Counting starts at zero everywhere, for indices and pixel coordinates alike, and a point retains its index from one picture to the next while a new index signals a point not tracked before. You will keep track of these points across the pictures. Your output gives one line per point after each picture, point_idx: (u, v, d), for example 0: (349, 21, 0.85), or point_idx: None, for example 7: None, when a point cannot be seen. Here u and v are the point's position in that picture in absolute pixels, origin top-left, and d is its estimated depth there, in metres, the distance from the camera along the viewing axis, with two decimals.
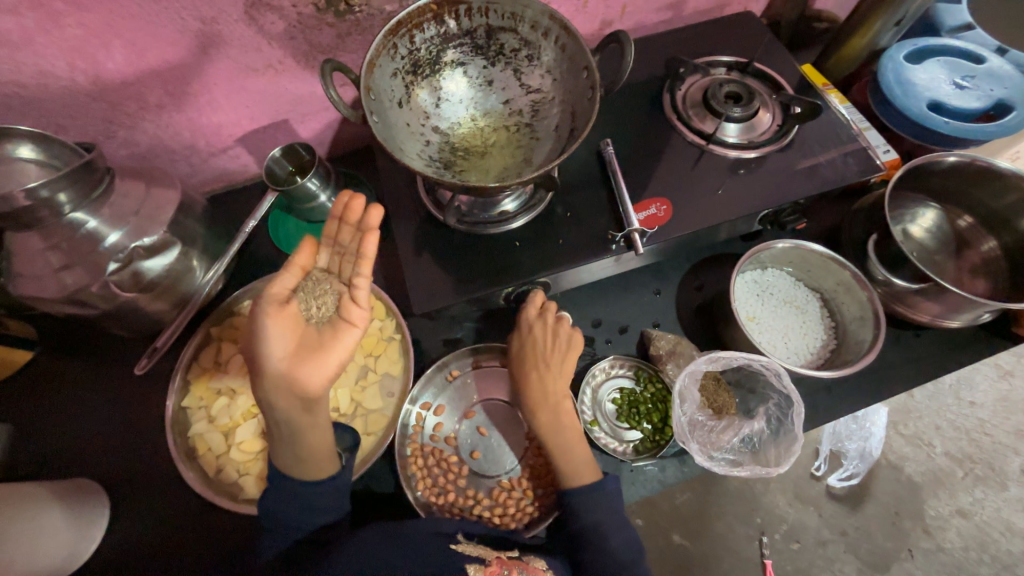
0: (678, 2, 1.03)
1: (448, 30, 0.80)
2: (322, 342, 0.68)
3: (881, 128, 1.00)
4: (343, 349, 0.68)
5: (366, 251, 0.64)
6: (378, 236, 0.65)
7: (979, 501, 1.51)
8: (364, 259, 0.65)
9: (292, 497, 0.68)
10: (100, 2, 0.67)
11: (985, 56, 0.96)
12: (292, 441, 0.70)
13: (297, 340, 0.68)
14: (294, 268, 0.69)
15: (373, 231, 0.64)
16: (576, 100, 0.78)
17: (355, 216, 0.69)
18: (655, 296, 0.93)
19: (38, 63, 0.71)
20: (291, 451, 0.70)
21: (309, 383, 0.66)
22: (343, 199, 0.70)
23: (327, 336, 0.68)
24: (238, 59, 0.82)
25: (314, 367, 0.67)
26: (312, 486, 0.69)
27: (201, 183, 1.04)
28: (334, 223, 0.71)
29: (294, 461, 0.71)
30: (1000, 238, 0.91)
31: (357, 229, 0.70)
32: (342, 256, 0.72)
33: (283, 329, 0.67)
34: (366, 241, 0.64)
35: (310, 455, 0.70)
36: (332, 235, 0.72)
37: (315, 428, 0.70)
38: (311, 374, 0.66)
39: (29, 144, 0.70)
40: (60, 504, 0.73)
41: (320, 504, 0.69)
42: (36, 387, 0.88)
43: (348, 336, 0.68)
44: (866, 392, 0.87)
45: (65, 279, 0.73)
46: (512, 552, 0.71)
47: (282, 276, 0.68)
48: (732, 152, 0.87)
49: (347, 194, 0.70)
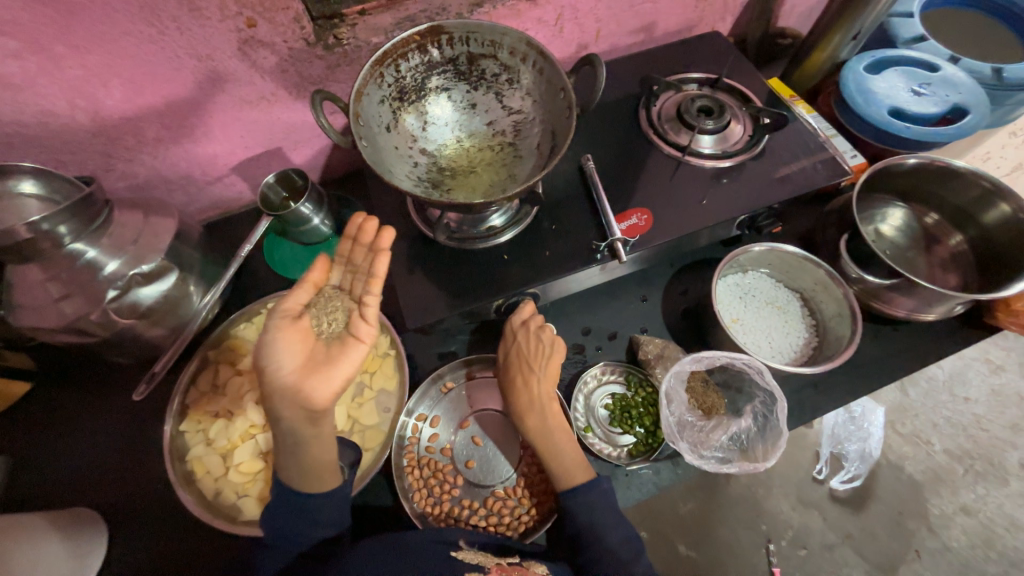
0: (649, 25, 1.09)
1: (432, 58, 0.85)
2: (331, 356, 0.69)
3: (847, 134, 1.05)
4: (351, 363, 0.69)
5: (376, 271, 0.71)
6: (389, 259, 0.71)
7: (982, 498, 1.52)
8: (375, 279, 0.71)
9: (294, 511, 0.68)
10: (99, 45, 0.71)
11: (939, 65, 1.02)
12: (295, 455, 0.69)
13: (306, 353, 0.68)
14: (308, 285, 0.71)
15: (384, 253, 0.71)
16: (555, 119, 0.83)
17: (369, 237, 0.74)
18: (643, 302, 0.96)
19: (40, 103, 0.75)
20: (294, 467, 0.69)
21: (318, 397, 0.66)
22: (356, 222, 0.75)
23: (335, 350, 0.70)
24: (232, 92, 0.85)
25: (323, 380, 0.67)
26: (315, 500, 0.69)
27: (197, 212, 1.07)
28: (348, 243, 0.77)
29: (297, 475, 0.69)
30: (966, 233, 0.96)
31: (369, 251, 0.76)
32: (353, 275, 0.77)
33: (294, 341, 0.67)
34: (377, 262, 0.71)
35: (314, 470, 0.70)
36: (345, 254, 0.78)
37: (318, 441, 0.69)
38: (320, 387, 0.66)
39: (31, 180, 0.73)
40: (58, 535, 0.73)
41: (323, 517, 0.70)
42: (34, 418, 0.89)
43: (357, 351, 0.70)
44: (852, 388, 0.89)
45: (64, 309, 0.75)
46: (513, 558, 0.72)
47: (295, 292, 0.69)
48: (709, 162, 0.91)
49: (362, 216, 0.76)
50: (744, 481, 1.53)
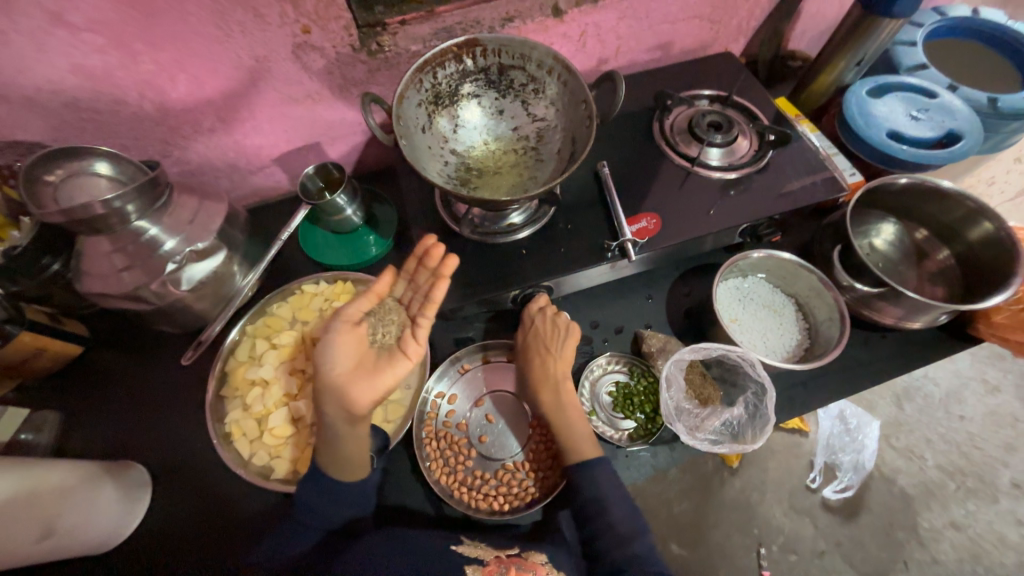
0: (666, 43, 1.16)
1: (466, 67, 0.93)
2: (378, 366, 0.79)
3: (848, 153, 1.12)
4: (394, 376, 0.79)
5: (434, 297, 0.79)
6: (446, 287, 0.79)
7: (972, 514, 1.56)
8: (431, 304, 0.79)
9: (322, 492, 0.76)
10: (172, 44, 0.80)
11: (937, 92, 1.08)
12: (332, 446, 0.77)
13: (357, 358, 0.79)
14: (371, 295, 0.81)
15: (444, 280, 0.79)
16: (576, 127, 0.90)
17: (433, 261, 0.82)
18: (648, 301, 1.03)
19: (114, 93, 0.83)
20: (329, 454, 0.78)
21: (360, 400, 0.76)
22: (426, 243, 0.82)
23: (383, 361, 0.80)
24: (282, 90, 0.94)
25: (367, 387, 0.77)
26: (344, 486, 0.78)
27: (238, 198, 1.15)
28: (414, 262, 0.85)
29: (332, 462, 0.78)
30: (952, 248, 1.03)
31: (431, 274, 0.83)
32: (413, 293, 0.85)
33: (350, 346, 0.78)
34: (436, 288, 0.79)
35: (346, 462, 0.78)
36: (409, 272, 0.86)
37: (354, 438, 0.78)
38: (363, 392, 0.76)
39: (105, 162, 0.81)
40: (112, 480, 0.81)
41: (349, 501, 0.78)
42: (86, 378, 0.97)
43: (400, 366, 0.80)
44: (840, 391, 0.96)
45: (125, 278, 0.83)
46: (512, 550, 0.78)
47: (358, 300, 0.80)
48: (716, 173, 0.98)
49: (432, 239, 0.83)
50: (738, 486, 1.59)
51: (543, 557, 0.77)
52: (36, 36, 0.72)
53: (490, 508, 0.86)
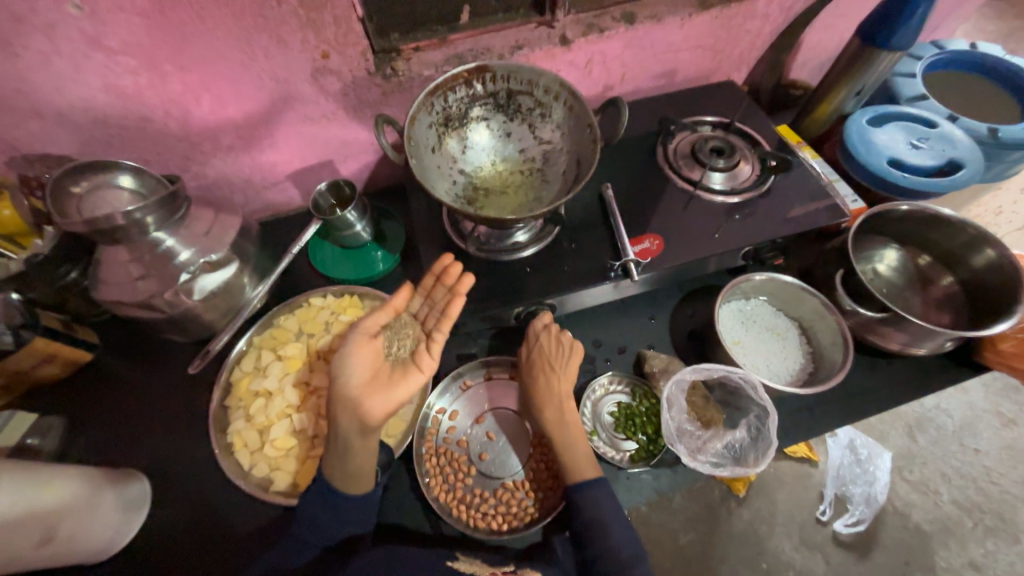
0: (670, 72, 1.20)
1: (476, 92, 0.96)
2: (392, 379, 0.81)
3: (850, 179, 1.13)
4: (408, 389, 0.80)
5: (449, 313, 0.83)
6: (462, 304, 0.82)
7: (991, 554, 1.50)
8: (446, 319, 0.82)
9: (328, 507, 0.76)
10: (199, 67, 0.84)
11: (937, 122, 1.10)
12: (342, 459, 0.77)
13: (373, 371, 0.81)
14: (388, 309, 0.85)
15: (460, 297, 0.83)
16: (581, 150, 0.93)
17: (450, 279, 0.86)
18: (651, 321, 1.04)
19: (141, 111, 0.88)
20: (339, 468, 0.77)
21: (374, 412, 0.76)
22: (445, 261, 0.87)
23: (397, 374, 0.81)
24: (299, 110, 0.98)
25: (381, 398, 0.78)
26: (351, 500, 0.77)
27: (252, 212, 1.19)
28: (432, 280, 0.89)
29: (340, 476, 0.77)
30: (956, 274, 1.03)
31: (447, 291, 0.87)
32: (429, 309, 0.88)
33: (366, 358, 0.80)
34: (452, 305, 0.82)
35: (356, 475, 0.78)
36: (426, 288, 0.89)
37: (364, 452, 0.78)
38: (377, 403, 0.77)
39: (128, 175, 0.84)
40: (113, 487, 0.81)
41: (353, 518, 0.77)
42: (94, 385, 0.99)
43: (414, 380, 0.81)
44: (847, 417, 0.95)
45: (140, 287, 0.86)
46: (508, 566, 0.77)
47: (376, 314, 0.84)
48: (719, 197, 1.00)
49: (451, 258, 0.87)
50: (745, 516, 1.55)
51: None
52: (73, 58, 0.77)
53: (489, 528, 0.85)
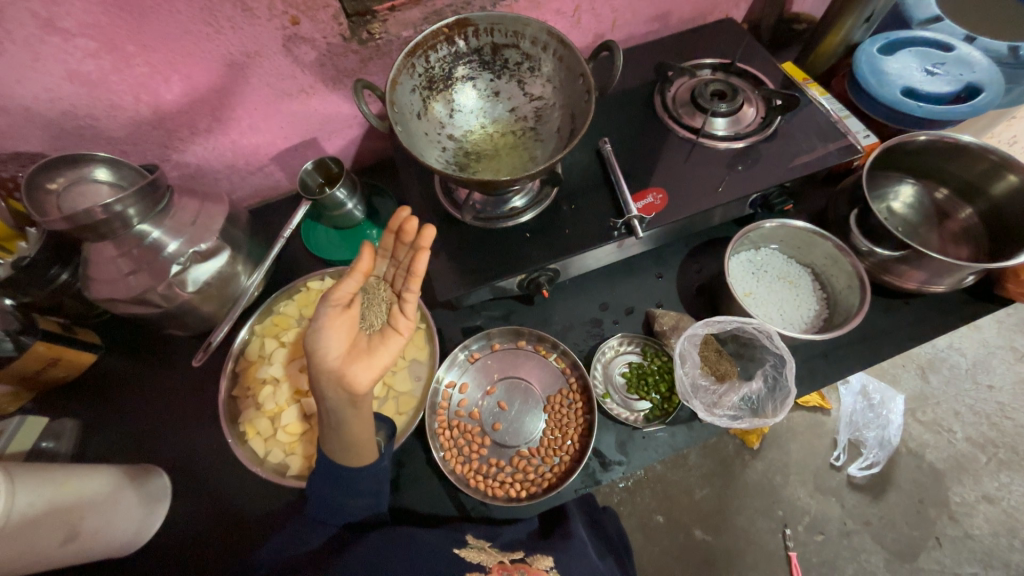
0: (663, 14, 1.13)
1: (459, 49, 0.91)
2: (371, 346, 0.73)
3: (859, 115, 1.07)
4: (388, 354, 0.73)
5: (416, 269, 0.72)
6: (429, 257, 0.72)
7: (1005, 486, 1.51)
8: (414, 276, 0.72)
9: (333, 481, 0.74)
10: (164, 44, 0.78)
11: (954, 44, 1.03)
12: (337, 431, 0.74)
13: (351, 341, 0.73)
14: (357, 273, 0.70)
15: (425, 251, 0.72)
16: (574, 102, 0.88)
17: (410, 236, 0.76)
18: (658, 279, 1.01)
19: (110, 99, 0.83)
20: (336, 440, 0.75)
21: (360, 383, 0.70)
22: (400, 217, 0.75)
23: (376, 341, 0.74)
24: (275, 85, 0.92)
25: (363, 367, 0.71)
26: (354, 472, 0.75)
27: (240, 200, 1.15)
28: (389, 238, 0.79)
29: (340, 447, 0.75)
30: (975, 206, 0.99)
31: (410, 248, 0.79)
32: (396, 268, 0.83)
33: (342, 330, 0.71)
34: (417, 260, 0.72)
35: (357, 446, 0.75)
36: (388, 249, 0.82)
37: (359, 419, 0.74)
38: (359, 374, 0.70)
39: (104, 168, 0.80)
40: (132, 484, 0.82)
41: (362, 489, 0.75)
42: (101, 385, 0.99)
43: (394, 343, 0.74)
44: (863, 361, 0.93)
45: (132, 282, 0.83)
46: (517, 554, 0.77)
47: (345, 281, 0.70)
48: (722, 144, 0.95)
49: (406, 210, 0.76)
50: (759, 468, 1.56)
51: (548, 563, 0.77)
52: (28, 44, 0.72)
53: (507, 495, 0.86)
